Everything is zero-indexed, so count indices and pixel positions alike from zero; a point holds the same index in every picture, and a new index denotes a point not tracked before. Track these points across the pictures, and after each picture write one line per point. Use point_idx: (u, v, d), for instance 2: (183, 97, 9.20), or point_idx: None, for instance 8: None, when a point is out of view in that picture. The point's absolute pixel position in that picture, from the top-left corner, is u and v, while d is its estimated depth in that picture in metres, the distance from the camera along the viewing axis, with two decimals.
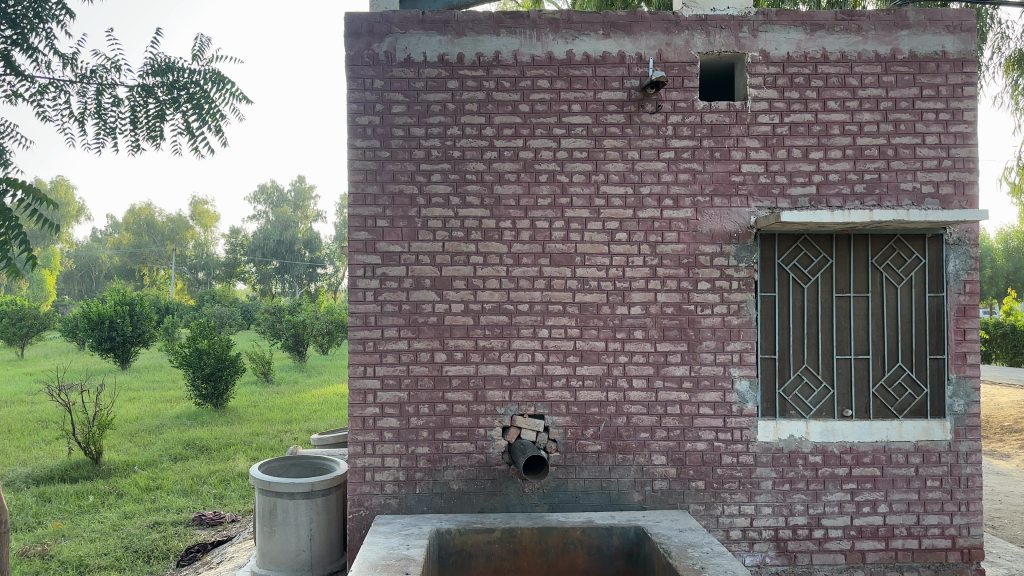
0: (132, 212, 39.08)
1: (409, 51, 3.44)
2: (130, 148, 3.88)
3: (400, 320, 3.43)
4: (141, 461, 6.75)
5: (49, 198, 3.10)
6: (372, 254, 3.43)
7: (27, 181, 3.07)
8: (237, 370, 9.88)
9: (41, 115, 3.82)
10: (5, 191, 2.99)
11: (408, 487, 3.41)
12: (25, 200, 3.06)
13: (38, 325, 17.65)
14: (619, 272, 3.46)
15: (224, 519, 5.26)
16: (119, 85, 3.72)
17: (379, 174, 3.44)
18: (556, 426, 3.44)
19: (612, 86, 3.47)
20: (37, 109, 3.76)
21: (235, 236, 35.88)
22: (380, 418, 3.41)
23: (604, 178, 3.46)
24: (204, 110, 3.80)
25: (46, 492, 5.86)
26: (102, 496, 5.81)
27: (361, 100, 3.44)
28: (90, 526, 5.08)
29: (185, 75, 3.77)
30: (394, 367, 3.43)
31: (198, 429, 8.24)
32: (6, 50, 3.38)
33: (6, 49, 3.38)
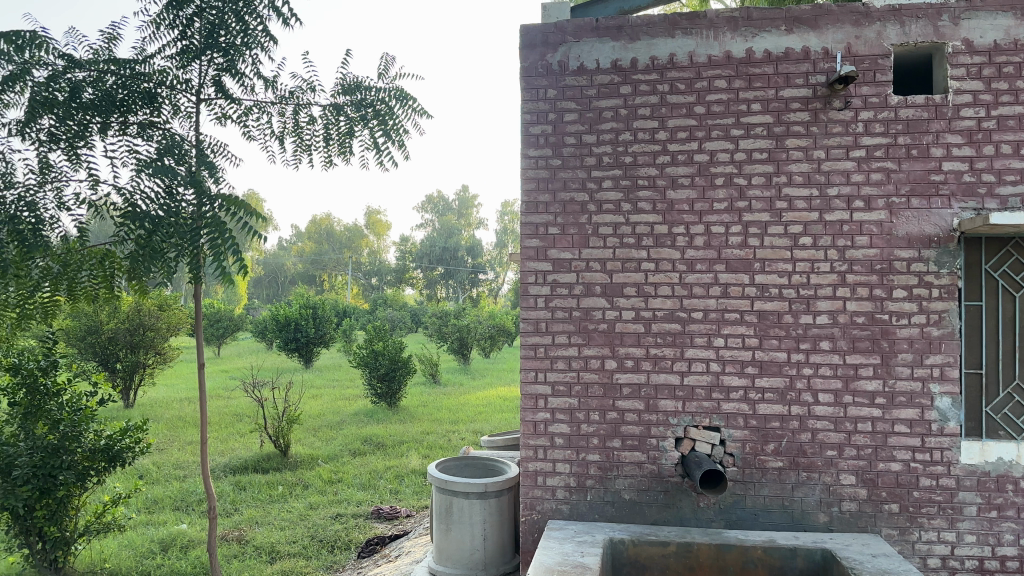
0: (312, 221, 41.97)
1: (583, 58, 3.45)
2: (323, 163, 4.14)
3: (571, 327, 3.44)
4: (324, 455, 7.19)
5: (259, 211, 3.42)
6: (543, 261, 3.47)
7: (239, 197, 3.38)
8: (410, 371, 10.33)
9: (247, 135, 4.17)
10: (221, 205, 3.31)
11: (579, 494, 3.41)
12: (238, 214, 3.37)
13: (232, 326, 19.33)
14: (803, 279, 3.29)
15: (400, 513, 5.47)
16: (313, 105, 3.98)
17: (551, 182, 3.47)
18: (734, 440, 3.31)
19: (796, 82, 3.31)
20: (243, 129, 4.11)
21: (404, 243, 37.62)
22: (551, 423, 3.44)
23: (787, 179, 3.30)
24: (389, 126, 3.97)
25: (242, 481, 6.38)
26: (291, 486, 6.24)
27: (534, 110, 3.49)
28: (280, 515, 5.47)
29: (372, 92, 3.97)
30: (565, 373, 3.44)
31: (375, 426, 8.68)
32: (218, 76, 3.71)
33: (218, 75, 3.71)
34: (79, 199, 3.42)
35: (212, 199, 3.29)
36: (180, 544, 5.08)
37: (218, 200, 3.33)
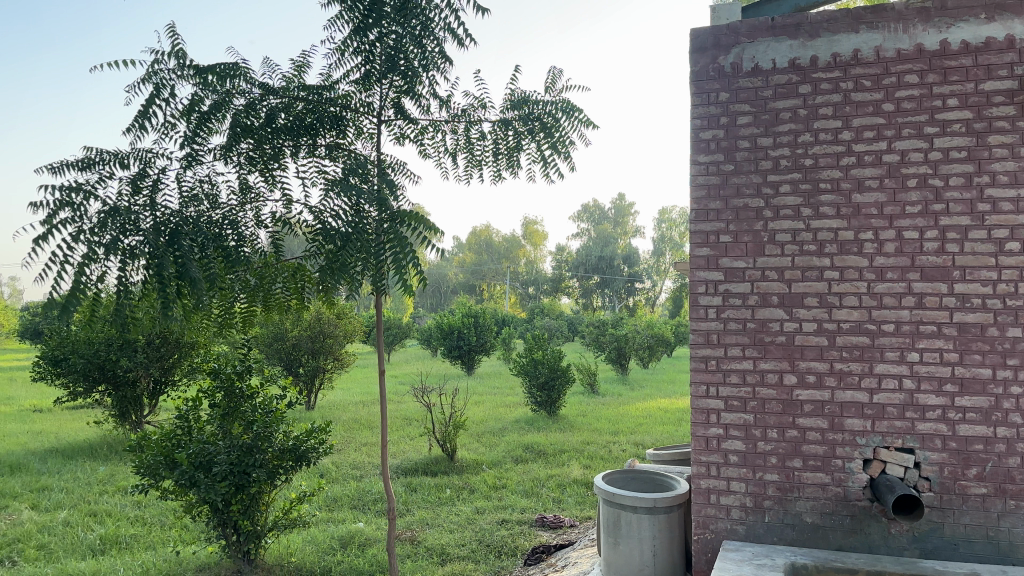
0: (472, 232, 43.26)
1: (757, 59, 3.34)
2: (493, 178, 4.25)
3: (746, 339, 3.32)
4: (488, 461, 7.35)
5: (436, 226, 3.59)
6: (715, 271, 3.38)
7: (421, 213, 3.53)
8: (570, 380, 10.37)
9: (423, 153, 4.35)
10: (404, 221, 3.48)
11: (756, 515, 3.28)
12: (420, 230, 3.53)
13: (399, 333, 20.25)
14: (1011, 288, 3.00)
15: (564, 522, 5.48)
16: (484, 121, 4.10)
17: (723, 188, 3.39)
18: (930, 463, 3.07)
19: (999, 74, 3.03)
20: (420, 147, 4.29)
21: (560, 252, 37.94)
22: (725, 439, 3.33)
23: (990, 179, 3.02)
24: (556, 138, 4.00)
25: (413, 482, 6.64)
26: (458, 490, 6.43)
27: (706, 114, 3.42)
28: (449, 518, 5.64)
29: (540, 106, 4.02)
30: (740, 388, 3.32)
31: (536, 434, 8.78)
32: (399, 98, 3.91)
33: (398, 97, 3.91)
34: (275, 218, 3.69)
35: (396, 216, 3.47)
36: (358, 542, 5.35)
37: (402, 218, 3.49)
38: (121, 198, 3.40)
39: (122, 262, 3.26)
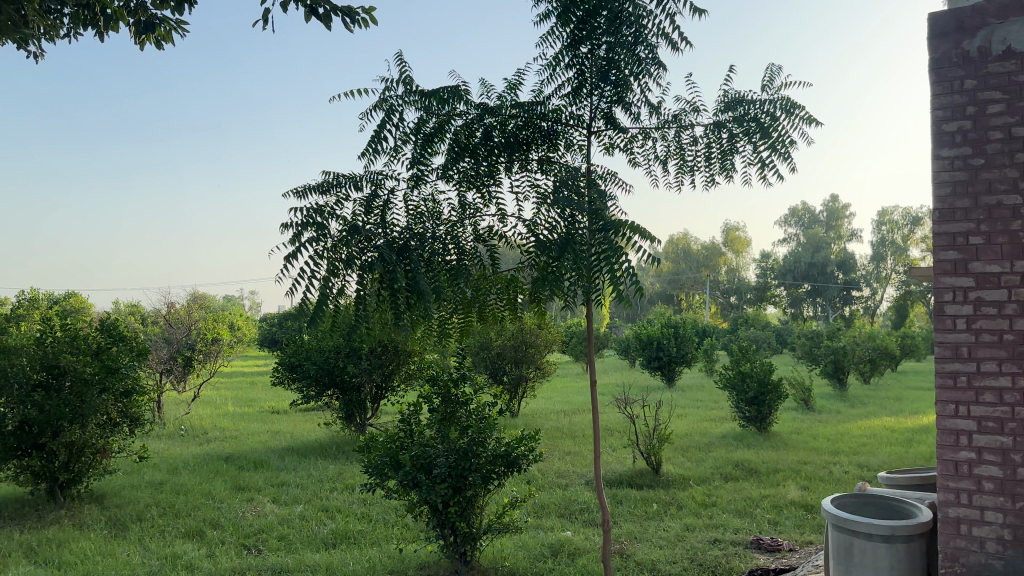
0: (670, 242, 42.65)
1: (1010, 40, 3.03)
2: (705, 183, 4.14)
3: (1002, 353, 2.98)
4: (696, 477, 7.16)
5: (651, 236, 3.56)
6: (964, 277, 3.07)
7: (637, 223, 3.53)
8: (781, 395, 9.87)
9: (634, 162, 4.33)
10: (622, 233, 3.48)
11: (1016, 550, 2.93)
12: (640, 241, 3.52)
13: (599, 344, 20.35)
14: None
15: (782, 546, 5.20)
16: (696, 125, 4.01)
17: (972, 185, 3.08)
18: None
19: None
20: (631, 156, 4.28)
21: (764, 261, 36.39)
22: (978, 464, 3.01)
23: None
24: (773, 138, 3.81)
25: (619, 495, 6.61)
26: (666, 505, 6.31)
27: (948, 105, 3.14)
28: (658, 533, 5.55)
29: (754, 105, 3.88)
30: (995, 408, 2.98)
31: (746, 451, 8.44)
32: (610, 108, 3.95)
33: (610, 108, 3.95)
34: (493, 231, 3.85)
35: (614, 228, 3.49)
36: (568, 551, 5.41)
37: (620, 228, 3.50)
38: (358, 217, 3.72)
39: (360, 276, 3.56)
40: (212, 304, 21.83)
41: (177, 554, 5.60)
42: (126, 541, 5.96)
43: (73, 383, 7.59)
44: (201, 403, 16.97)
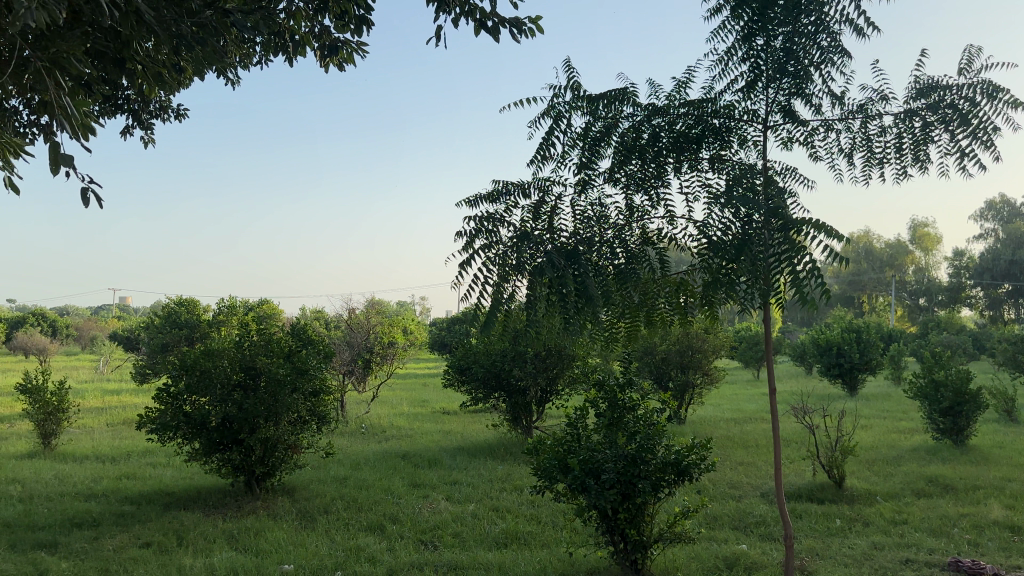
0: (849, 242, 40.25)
1: None
2: (896, 175, 3.88)
3: None
4: (884, 492, 6.68)
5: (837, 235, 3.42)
6: None
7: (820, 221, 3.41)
8: (982, 406, 9.03)
9: (815, 155, 4.14)
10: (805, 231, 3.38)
11: None
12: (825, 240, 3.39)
13: None
14: None
15: (987, 570, 4.59)
16: (885, 114, 3.76)
17: None
18: None
19: None
20: (811, 150, 4.10)
21: (957, 259, 33.49)
22: None
23: None
24: (974, 124, 3.47)
25: (798, 509, 6.29)
26: (850, 521, 5.93)
27: None
28: (843, 551, 5.22)
29: (952, 90, 3.57)
30: None
31: (941, 466, 7.78)
32: (788, 101, 3.81)
33: (788, 101, 3.81)
34: (663, 234, 3.78)
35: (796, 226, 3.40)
36: (745, 564, 5.21)
37: (801, 226, 3.39)
38: (527, 223, 3.80)
39: (531, 282, 3.63)
40: (387, 310, 23.01)
41: (361, 547, 5.92)
42: (314, 532, 6.38)
43: (268, 382, 8.24)
44: (379, 403, 17.90)
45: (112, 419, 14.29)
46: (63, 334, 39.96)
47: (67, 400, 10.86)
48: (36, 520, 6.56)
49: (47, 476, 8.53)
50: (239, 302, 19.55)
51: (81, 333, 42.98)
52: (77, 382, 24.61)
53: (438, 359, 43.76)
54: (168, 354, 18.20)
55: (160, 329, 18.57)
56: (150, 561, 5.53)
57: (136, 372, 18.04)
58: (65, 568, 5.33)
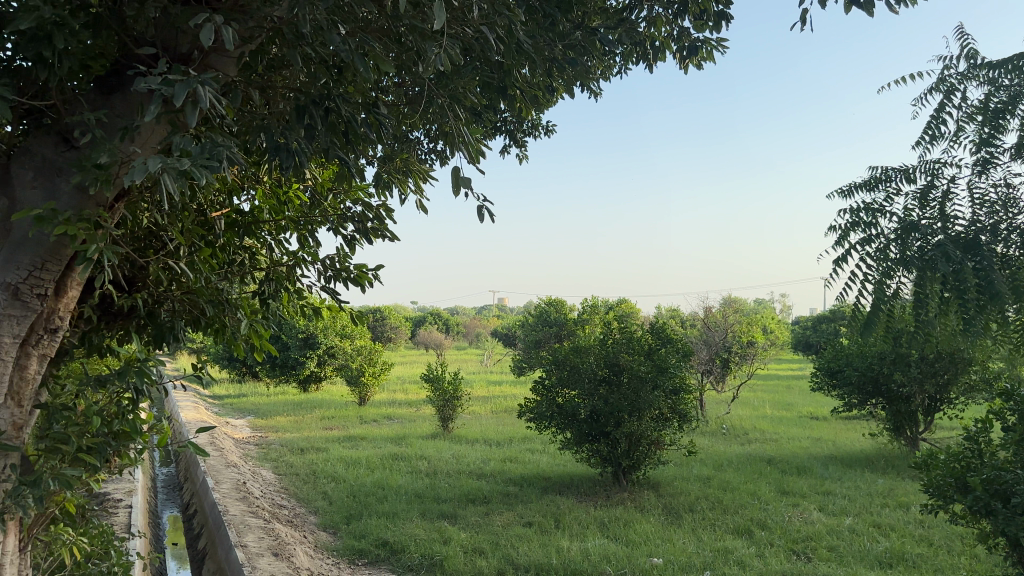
0: None
1: None
2: None
3: None
4: None
5: None
6: None
7: None
8: None
9: None
10: None
11: None
12: None
13: None
14: None
15: None
16: None
17: None
18: None
19: None
20: None
21: None
22: None
23: None
24: None
25: None
26: None
27: None
28: None
29: None
30: None
31: None
32: None
33: None
34: None
35: None
36: None
37: None
38: (913, 213, 3.49)
39: (918, 278, 3.38)
40: (747, 309, 22.53)
41: (729, 549, 5.86)
42: (681, 529, 6.45)
43: (631, 378, 8.62)
44: (741, 404, 17.50)
45: (496, 407, 15.95)
46: (453, 331, 45.67)
47: (460, 389, 12.34)
48: (440, 493, 7.57)
49: (447, 455, 9.79)
50: (602, 302, 20.55)
51: (467, 331, 48.67)
52: (466, 374, 27.93)
53: (801, 360, 41.49)
54: (540, 349, 19.84)
55: (534, 327, 20.47)
56: (533, 540, 6.07)
57: (514, 367, 19.92)
58: (464, 538, 6.07)
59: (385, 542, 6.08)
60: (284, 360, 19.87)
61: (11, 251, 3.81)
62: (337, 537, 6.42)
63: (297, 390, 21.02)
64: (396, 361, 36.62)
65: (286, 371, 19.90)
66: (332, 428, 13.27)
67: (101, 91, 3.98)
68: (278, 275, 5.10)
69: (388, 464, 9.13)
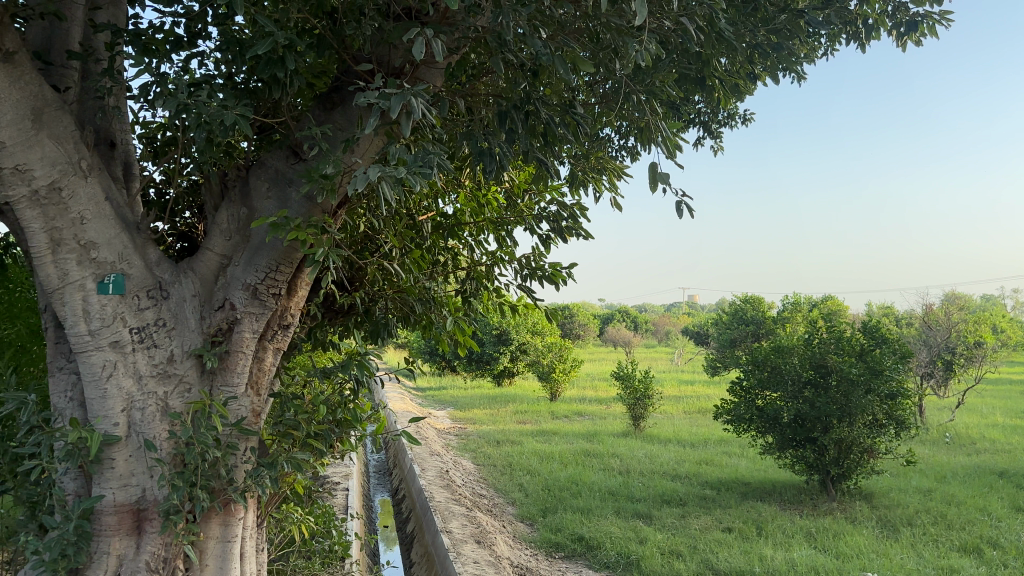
0: None
1: None
2: None
3: None
4: None
5: None
6: None
7: None
8: None
9: None
10: None
11: None
12: None
13: None
14: None
15: None
16: None
17: None
18: None
19: None
20: None
21: None
22: None
23: None
24: None
25: None
26: None
27: None
28: None
29: None
30: None
31: None
32: None
33: None
34: None
35: None
36: None
37: None
38: None
39: None
40: (974, 306, 20.42)
41: (956, 568, 5.36)
42: (899, 544, 5.98)
43: (840, 381, 8.15)
44: (966, 411, 15.92)
45: (689, 407, 15.62)
46: (643, 328, 45.24)
47: (652, 387, 12.19)
48: (634, 491, 7.53)
49: (640, 454, 9.73)
50: (802, 299, 19.53)
51: (656, 328, 48.00)
52: (657, 373, 27.54)
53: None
54: (736, 348, 19.21)
55: (729, 325, 19.86)
56: (733, 545, 5.89)
57: (707, 366, 19.41)
58: (661, 539, 5.99)
59: (581, 537, 6.14)
60: (480, 356, 20.62)
61: (251, 254, 4.21)
62: (534, 529, 6.58)
63: (492, 385, 21.79)
64: (585, 358, 36.94)
65: (481, 366, 20.66)
66: (526, 423, 13.60)
67: (325, 107, 4.34)
68: (478, 274, 5.31)
69: (581, 460, 9.21)
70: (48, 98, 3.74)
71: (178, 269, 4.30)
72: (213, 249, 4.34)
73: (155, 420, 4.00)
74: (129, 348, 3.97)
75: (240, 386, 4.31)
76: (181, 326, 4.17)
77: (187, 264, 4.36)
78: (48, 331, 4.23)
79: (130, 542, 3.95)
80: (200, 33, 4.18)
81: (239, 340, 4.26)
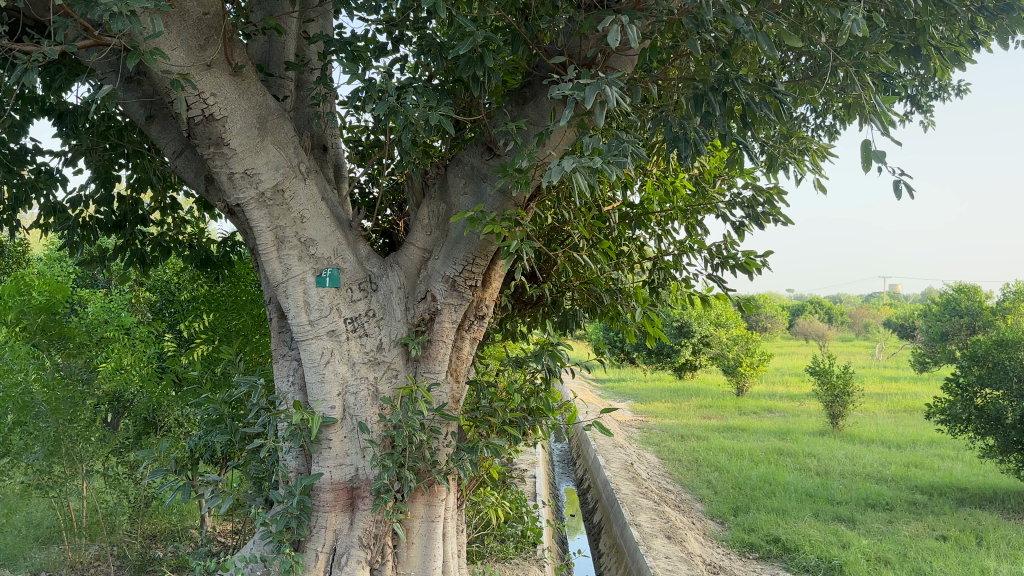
0: None
1: None
2: None
3: None
4: None
5: None
6: None
7: None
8: None
9: None
10: None
11: None
12: None
13: None
14: None
15: None
16: None
17: None
18: None
19: None
20: None
21: None
22: None
23: None
24: None
25: None
26: None
27: None
28: None
29: None
30: None
31: None
32: None
33: None
34: None
35: None
36: None
37: None
38: None
39: None
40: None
41: None
42: None
43: None
44: None
45: (892, 405, 14.55)
46: (836, 320, 42.61)
47: (851, 384, 11.46)
48: (834, 494, 7.12)
49: (839, 454, 9.19)
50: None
51: (848, 321, 45.11)
52: (853, 369, 25.85)
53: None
54: (947, 342, 17.71)
55: (941, 318, 18.36)
56: (950, 556, 5.42)
57: (913, 362, 18.00)
58: (867, 545, 5.63)
59: (777, 538, 5.89)
60: (661, 347, 20.33)
61: (450, 248, 4.36)
62: (726, 528, 6.39)
63: (672, 377, 21.45)
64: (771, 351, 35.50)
65: (661, 358, 20.37)
66: (711, 417, 13.27)
67: (518, 101, 4.42)
68: (665, 264, 5.22)
69: (774, 458, 8.85)
70: (271, 107, 4.05)
71: (385, 263, 4.56)
72: (415, 244, 4.55)
73: (366, 403, 4.26)
74: (343, 336, 4.24)
75: (441, 373, 4.49)
76: (388, 316, 4.41)
77: (392, 258, 4.60)
78: (272, 321, 4.61)
79: (344, 518, 4.23)
80: (400, 37, 4.39)
81: (440, 330, 4.44)
